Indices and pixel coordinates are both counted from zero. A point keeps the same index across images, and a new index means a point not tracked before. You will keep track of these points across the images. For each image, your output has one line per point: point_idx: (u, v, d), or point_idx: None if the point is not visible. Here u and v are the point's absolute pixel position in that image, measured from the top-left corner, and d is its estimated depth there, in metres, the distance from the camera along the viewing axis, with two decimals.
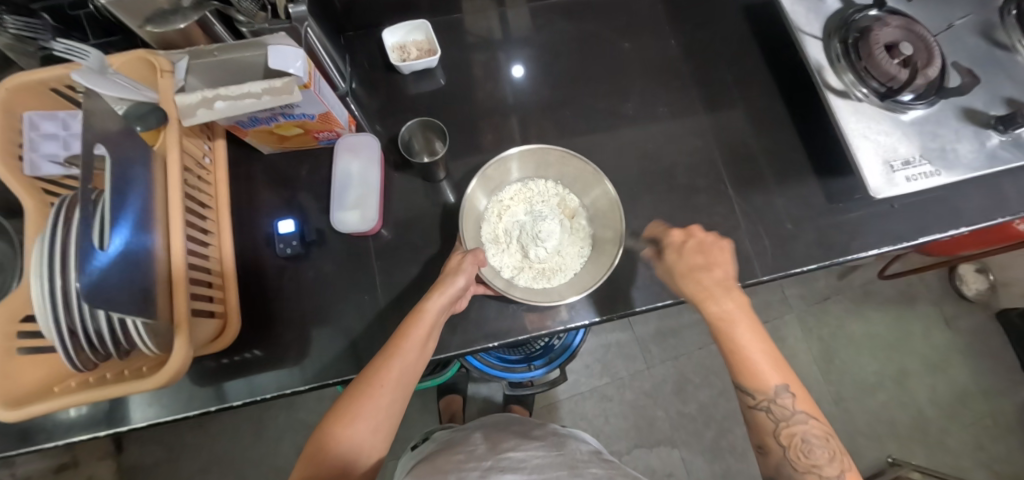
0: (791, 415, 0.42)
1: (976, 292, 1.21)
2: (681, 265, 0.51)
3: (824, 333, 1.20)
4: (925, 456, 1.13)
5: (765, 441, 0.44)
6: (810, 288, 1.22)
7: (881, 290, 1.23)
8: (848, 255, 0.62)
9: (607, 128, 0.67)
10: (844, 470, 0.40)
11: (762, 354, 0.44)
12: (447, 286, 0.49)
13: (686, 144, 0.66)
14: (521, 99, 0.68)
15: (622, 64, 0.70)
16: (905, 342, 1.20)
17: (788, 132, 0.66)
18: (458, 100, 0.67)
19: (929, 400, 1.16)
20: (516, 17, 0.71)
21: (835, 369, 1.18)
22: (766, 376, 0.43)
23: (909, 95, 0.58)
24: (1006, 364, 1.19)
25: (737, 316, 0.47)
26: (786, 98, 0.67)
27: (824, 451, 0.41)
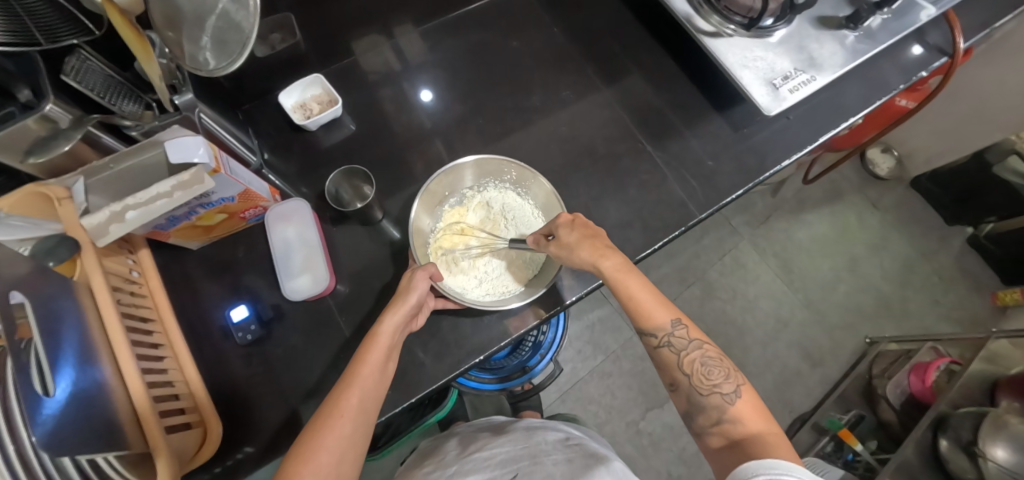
0: (687, 344, 0.48)
1: (887, 170, 1.34)
2: (574, 239, 0.52)
3: (777, 248, 1.29)
4: (896, 327, 1.23)
5: (674, 377, 0.48)
6: (752, 212, 1.32)
7: (810, 194, 1.33)
8: (766, 173, 0.68)
9: (523, 123, 0.70)
10: (738, 384, 0.46)
11: (658, 295, 0.49)
12: (396, 303, 0.49)
13: (598, 118, 0.71)
14: (435, 120, 0.70)
15: (517, 61, 0.74)
16: (847, 233, 1.31)
17: (681, 80, 0.72)
18: (375, 139, 0.68)
19: (882, 276, 1.28)
20: (405, 47, 0.73)
21: (796, 276, 1.27)
22: (662, 314, 0.49)
23: (769, 20, 0.64)
24: (931, 224, 1.32)
25: (630, 269, 0.50)
26: (670, 52, 0.73)
27: (720, 370, 0.46)
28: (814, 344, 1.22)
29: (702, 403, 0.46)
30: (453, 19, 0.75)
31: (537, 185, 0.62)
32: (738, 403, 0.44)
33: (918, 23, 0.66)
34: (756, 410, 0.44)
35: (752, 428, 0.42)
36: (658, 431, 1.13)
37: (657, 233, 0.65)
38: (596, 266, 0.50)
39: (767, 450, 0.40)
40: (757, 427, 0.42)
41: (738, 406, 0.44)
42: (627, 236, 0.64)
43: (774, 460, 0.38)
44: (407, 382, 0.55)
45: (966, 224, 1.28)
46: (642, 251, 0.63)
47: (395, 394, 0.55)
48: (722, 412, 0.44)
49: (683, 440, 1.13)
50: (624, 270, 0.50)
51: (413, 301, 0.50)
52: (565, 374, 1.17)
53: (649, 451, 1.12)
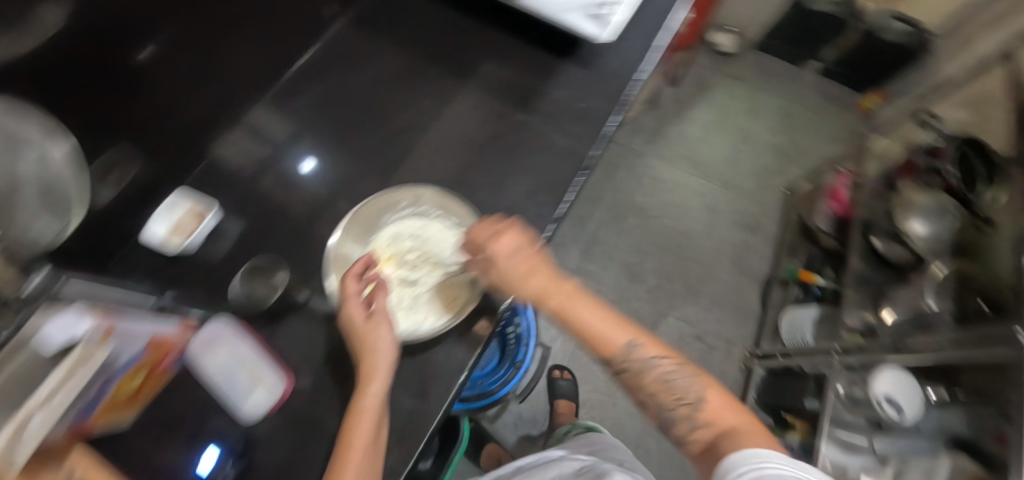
0: (647, 364, 0.49)
1: (728, 44, 1.48)
2: (512, 272, 0.51)
3: (681, 149, 1.39)
4: (801, 169, 1.38)
5: (642, 395, 0.50)
6: (646, 129, 1.40)
7: (683, 92, 1.45)
8: (629, 88, 0.72)
9: (408, 145, 0.71)
10: (704, 389, 0.48)
11: (612, 320, 0.50)
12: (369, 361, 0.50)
13: (466, 111, 0.72)
14: (329, 181, 0.68)
15: (380, 88, 0.74)
16: (727, 111, 1.44)
17: (522, 44, 0.75)
18: (274, 219, 0.65)
19: (770, 133, 1.42)
20: (273, 117, 0.72)
21: (707, 166, 1.37)
22: (619, 336, 0.50)
23: None
24: (784, 74, 1.49)
25: (576, 299, 0.51)
26: (502, 24, 0.76)
27: (683, 378, 0.49)
28: (748, 215, 1.33)
29: (672, 416, 0.48)
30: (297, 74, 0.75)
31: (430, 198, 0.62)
32: (706, 408, 0.47)
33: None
34: (726, 408, 0.46)
35: (722, 425, 0.45)
36: None
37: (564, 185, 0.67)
38: (540, 304, 0.51)
39: (738, 439, 0.43)
40: (729, 424, 0.45)
41: (706, 412, 0.46)
42: (542, 201, 0.67)
43: (751, 449, 0.41)
44: (408, 433, 0.54)
45: (811, 60, 1.46)
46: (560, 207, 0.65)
47: (403, 450, 0.53)
48: (693, 420, 0.46)
49: (686, 350, 1.19)
50: (555, 284, 0.52)
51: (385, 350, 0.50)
52: (561, 349, 1.19)
53: None
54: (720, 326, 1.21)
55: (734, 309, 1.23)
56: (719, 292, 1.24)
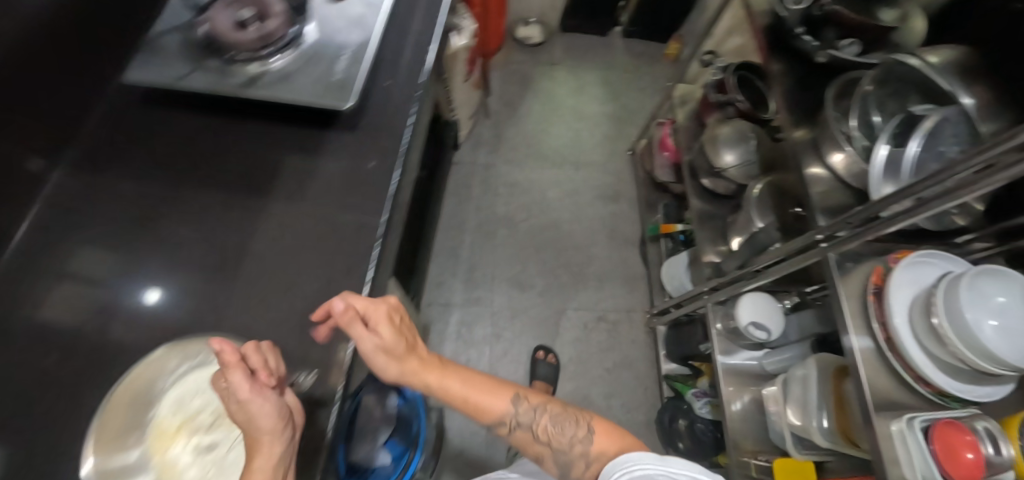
0: (535, 415, 0.49)
1: (537, 35, 1.57)
2: (370, 337, 0.41)
3: (526, 147, 1.41)
4: (635, 129, 1.47)
5: (536, 451, 0.49)
6: (486, 139, 1.41)
7: (509, 93, 1.49)
8: (406, 137, 0.55)
9: (241, 229, 0.47)
10: (587, 423, 0.49)
11: (486, 382, 0.49)
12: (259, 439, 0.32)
13: (200, 207, 0.48)
14: (178, 306, 0.42)
15: (165, 183, 0.49)
16: (554, 99, 1.50)
17: (266, 119, 0.55)
18: (70, 426, 0.36)
19: (597, 106, 1.50)
20: (22, 307, 0.41)
21: (554, 154, 1.40)
22: (498, 399, 0.49)
23: (288, 29, 0.55)
24: (591, 49, 1.60)
25: (446, 365, 0.48)
26: (231, 104, 0.55)
27: (568, 421, 0.49)
28: (607, 186, 1.38)
29: (568, 460, 0.46)
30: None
31: (222, 336, 0.41)
32: (595, 441, 0.47)
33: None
34: (609, 436, 0.47)
35: (611, 448, 0.46)
36: (574, 351, 1.18)
37: (368, 236, 0.48)
38: (409, 382, 0.45)
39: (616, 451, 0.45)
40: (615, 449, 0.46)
41: (596, 444, 0.46)
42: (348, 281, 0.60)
43: (628, 455, 0.43)
44: None
45: (614, 27, 1.62)
46: (368, 273, 0.45)
47: None
48: (586, 453, 0.46)
49: (595, 336, 1.20)
50: (427, 359, 0.47)
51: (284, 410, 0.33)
52: None
53: (583, 370, 1.16)
54: (617, 300, 1.24)
55: (622, 279, 1.27)
56: (605, 269, 1.28)
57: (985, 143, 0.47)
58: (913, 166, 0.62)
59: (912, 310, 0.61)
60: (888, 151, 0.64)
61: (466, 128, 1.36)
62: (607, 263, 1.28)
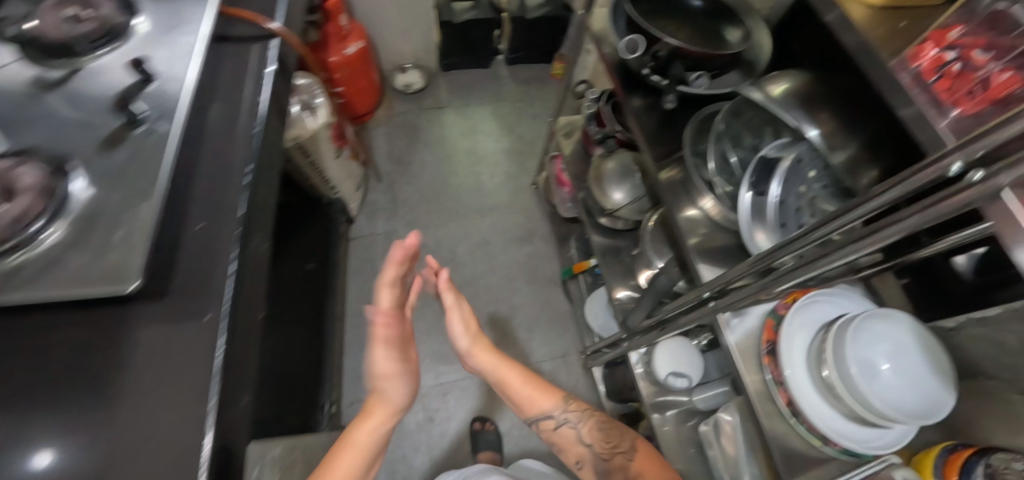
0: (579, 419, 0.76)
1: (416, 79, 1.49)
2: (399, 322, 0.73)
3: (427, 201, 1.34)
4: (534, 160, 1.43)
5: (578, 451, 0.75)
6: (383, 204, 1.33)
7: (398, 148, 1.41)
8: (226, 293, 0.52)
9: (94, 407, 0.43)
10: (633, 442, 0.73)
11: (540, 388, 0.79)
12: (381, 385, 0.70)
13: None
14: (79, 464, 0.40)
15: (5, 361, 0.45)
16: (447, 144, 1.43)
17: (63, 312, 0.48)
18: None
19: (493, 143, 1.45)
20: None
21: (458, 204, 1.34)
22: (546, 400, 0.77)
23: (58, 196, 0.50)
24: (475, 84, 1.55)
25: (504, 373, 0.80)
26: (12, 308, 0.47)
27: (609, 428, 0.75)
28: (518, 227, 1.33)
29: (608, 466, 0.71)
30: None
31: None
32: (635, 456, 0.70)
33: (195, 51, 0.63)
34: (648, 457, 0.70)
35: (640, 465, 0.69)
36: (516, 415, 1.11)
37: (198, 426, 0.44)
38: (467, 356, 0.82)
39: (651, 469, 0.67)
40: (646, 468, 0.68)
41: (635, 461, 0.70)
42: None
43: None
44: None
45: (496, 56, 1.58)
46: (200, 467, 0.42)
47: None
48: (627, 465, 0.70)
49: None
50: (487, 353, 0.81)
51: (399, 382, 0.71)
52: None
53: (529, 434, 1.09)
54: (548, 347, 1.19)
55: (550, 323, 1.22)
56: (532, 317, 1.22)
57: (848, 203, 0.40)
58: (776, 210, 0.56)
59: (809, 358, 0.57)
60: (752, 197, 0.58)
61: (354, 201, 1.27)
62: (531, 309, 1.24)
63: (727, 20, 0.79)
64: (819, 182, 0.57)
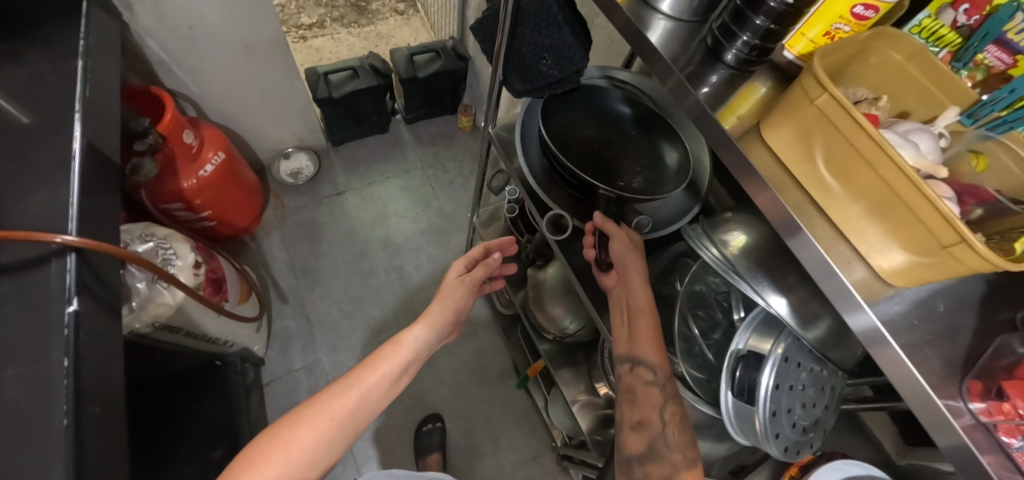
0: (663, 387, 0.52)
1: (310, 163, 1.29)
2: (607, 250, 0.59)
3: (347, 315, 1.15)
4: (462, 234, 1.28)
5: (646, 416, 0.52)
6: (294, 330, 1.13)
7: (300, 255, 1.20)
8: None
9: None
10: (695, 460, 0.50)
11: (658, 338, 0.54)
12: (438, 311, 0.70)
13: None
14: None
15: None
16: (357, 236, 1.24)
17: None
18: None
19: (411, 223, 1.28)
20: None
21: (385, 309, 1.17)
22: (654, 356, 0.53)
23: None
24: (377, 155, 1.36)
25: (643, 308, 0.54)
26: None
27: (688, 436, 0.51)
28: None
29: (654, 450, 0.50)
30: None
31: None
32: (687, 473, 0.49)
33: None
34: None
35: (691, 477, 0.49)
36: None
37: None
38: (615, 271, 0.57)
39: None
40: None
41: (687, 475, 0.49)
42: None
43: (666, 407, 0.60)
44: None
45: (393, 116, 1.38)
46: None
47: None
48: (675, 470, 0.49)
49: None
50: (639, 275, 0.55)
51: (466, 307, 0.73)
52: None
53: None
54: (517, 453, 1.09)
55: (514, 425, 1.12)
56: (492, 421, 1.12)
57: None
58: (769, 419, 0.46)
59: None
60: (735, 400, 0.48)
61: (257, 343, 1.06)
62: (491, 412, 1.13)
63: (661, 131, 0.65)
64: (806, 368, 0.49)
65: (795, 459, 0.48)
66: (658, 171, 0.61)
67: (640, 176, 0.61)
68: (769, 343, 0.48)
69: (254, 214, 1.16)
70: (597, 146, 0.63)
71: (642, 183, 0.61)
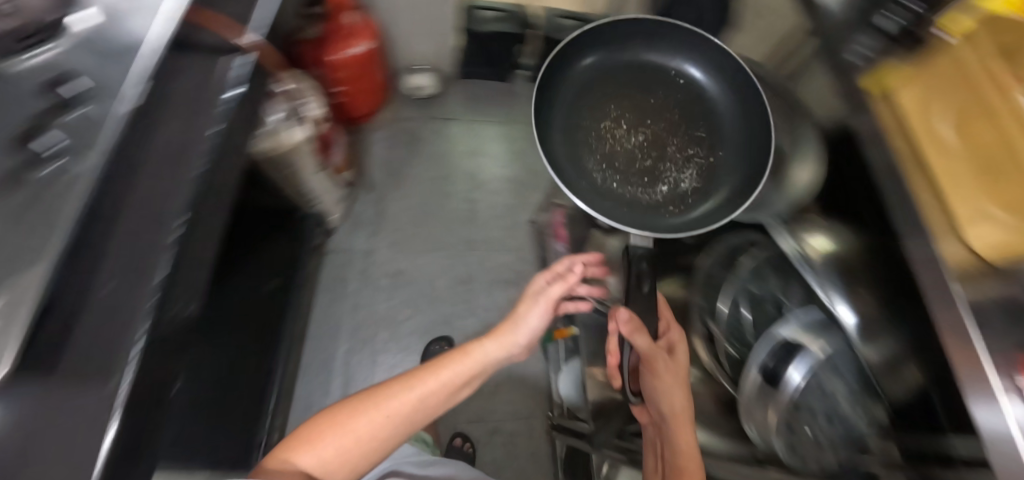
0: None
1: (428, 85, 1.37)
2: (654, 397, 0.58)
3: (414, 223, 1.24)
4: (539, 193, 1.32)
5: None
6: (365, 220, 1.23)
7: (395, 158, 1.31)
8: None
9: None
10: None
11: None
12: (513, 331, 0.65)
13: None
14: None
15: None
16: (446, 160, 1.33)
17: None
18: None
19: (498, 167, 1.34)
20: None
21: (446, 233, 1.24)
22: None
23: None
24: (491, 99, 1.44)
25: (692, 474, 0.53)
26: None
27: None
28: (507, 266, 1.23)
29: None
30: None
31: None
32: None
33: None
34: None
35: None
36: None
37: None
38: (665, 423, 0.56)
39: None
40: None
41: None
42: None
43: None
44: None
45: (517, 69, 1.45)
46: None
47: None
48: None
49: (488, 452, 1.08)
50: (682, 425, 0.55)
51: (541, 333, 0.67)
52: None
53: None
54: (513, 406, 1.12)
55: (519, 379, 1.14)
56: (502, 368, 1.15)
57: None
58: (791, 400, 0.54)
59: None
60: (758, 377, 0.55)
61: (336, 215, 1.19)
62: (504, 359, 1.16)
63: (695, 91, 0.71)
64: (846, 380, 0.53)
65: (799, 466, 0.54)
66: (712, 156, 0.66)
67: (689, 174, 0.65)
68: (814, 343, 0.54)
69: (371, 110, 1.30)
70: (632, 136, 0.68)
71: (689, 184, 0.65)
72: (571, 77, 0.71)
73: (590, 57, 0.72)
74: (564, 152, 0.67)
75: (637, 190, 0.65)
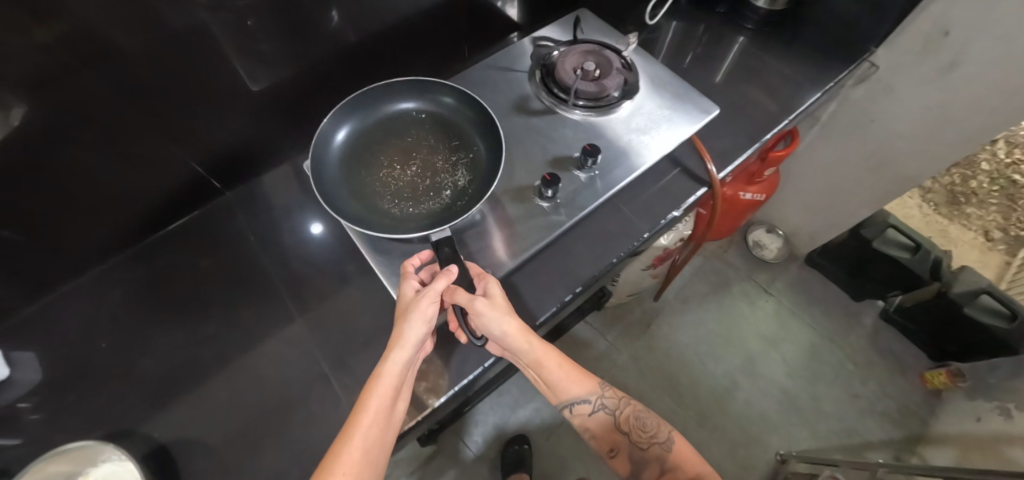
0: None
1: (775, 251, 1.33)
2: None
3: (668, 356, 1.20)
4: (808, 435, 1.12)
5: None
6: (629, 323, 1.23)
7: (695, 290, 1.28)
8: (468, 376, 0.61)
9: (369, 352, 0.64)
10: None
11: None
12: (402, 327, 0.52)
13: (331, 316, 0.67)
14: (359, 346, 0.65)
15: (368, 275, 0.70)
16: (735, 326, 1.24)
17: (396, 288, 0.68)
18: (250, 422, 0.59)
19: (785, 374, 1.18)
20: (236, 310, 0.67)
21: (686, 389, 1.16)
22: None
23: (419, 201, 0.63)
24: (825, 306, 1.28)
25: None
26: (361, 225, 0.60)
27: None
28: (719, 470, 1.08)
29: None
30: (152, 244, 0.73)
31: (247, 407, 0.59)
32: None
33: (634, 168, 0.66)
34: None
35: None
36: None
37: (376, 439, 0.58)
38: None
39: None
40: None
41: None
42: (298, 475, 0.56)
43: None
44: None
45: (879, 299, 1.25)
46: None
47: None
48: None
49: None
50: None
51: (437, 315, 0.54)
52: None
53: None
54: None
55: None
56: None
57: None
58: None
59: None
60: None
61: (617, 300, 1.19)
62: None
63: (445, 114, 0.69)
64: None
65: None
66: (472, 152, 0.67)
67: (454, 181, 0.64)
68: None
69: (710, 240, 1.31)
70: (408, 168, 0.66)
71: (454, 186, 0.63)
72: (377, 113, 0.68)
73: (383, 108, 0.68)
74: (364, 217, 0.60)
75: (426, 208, 0.62)
